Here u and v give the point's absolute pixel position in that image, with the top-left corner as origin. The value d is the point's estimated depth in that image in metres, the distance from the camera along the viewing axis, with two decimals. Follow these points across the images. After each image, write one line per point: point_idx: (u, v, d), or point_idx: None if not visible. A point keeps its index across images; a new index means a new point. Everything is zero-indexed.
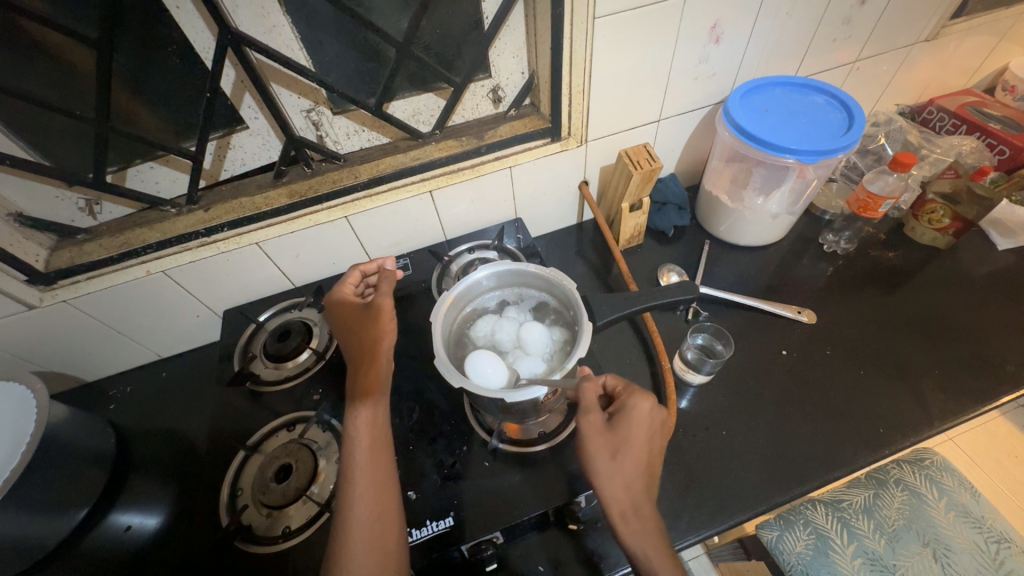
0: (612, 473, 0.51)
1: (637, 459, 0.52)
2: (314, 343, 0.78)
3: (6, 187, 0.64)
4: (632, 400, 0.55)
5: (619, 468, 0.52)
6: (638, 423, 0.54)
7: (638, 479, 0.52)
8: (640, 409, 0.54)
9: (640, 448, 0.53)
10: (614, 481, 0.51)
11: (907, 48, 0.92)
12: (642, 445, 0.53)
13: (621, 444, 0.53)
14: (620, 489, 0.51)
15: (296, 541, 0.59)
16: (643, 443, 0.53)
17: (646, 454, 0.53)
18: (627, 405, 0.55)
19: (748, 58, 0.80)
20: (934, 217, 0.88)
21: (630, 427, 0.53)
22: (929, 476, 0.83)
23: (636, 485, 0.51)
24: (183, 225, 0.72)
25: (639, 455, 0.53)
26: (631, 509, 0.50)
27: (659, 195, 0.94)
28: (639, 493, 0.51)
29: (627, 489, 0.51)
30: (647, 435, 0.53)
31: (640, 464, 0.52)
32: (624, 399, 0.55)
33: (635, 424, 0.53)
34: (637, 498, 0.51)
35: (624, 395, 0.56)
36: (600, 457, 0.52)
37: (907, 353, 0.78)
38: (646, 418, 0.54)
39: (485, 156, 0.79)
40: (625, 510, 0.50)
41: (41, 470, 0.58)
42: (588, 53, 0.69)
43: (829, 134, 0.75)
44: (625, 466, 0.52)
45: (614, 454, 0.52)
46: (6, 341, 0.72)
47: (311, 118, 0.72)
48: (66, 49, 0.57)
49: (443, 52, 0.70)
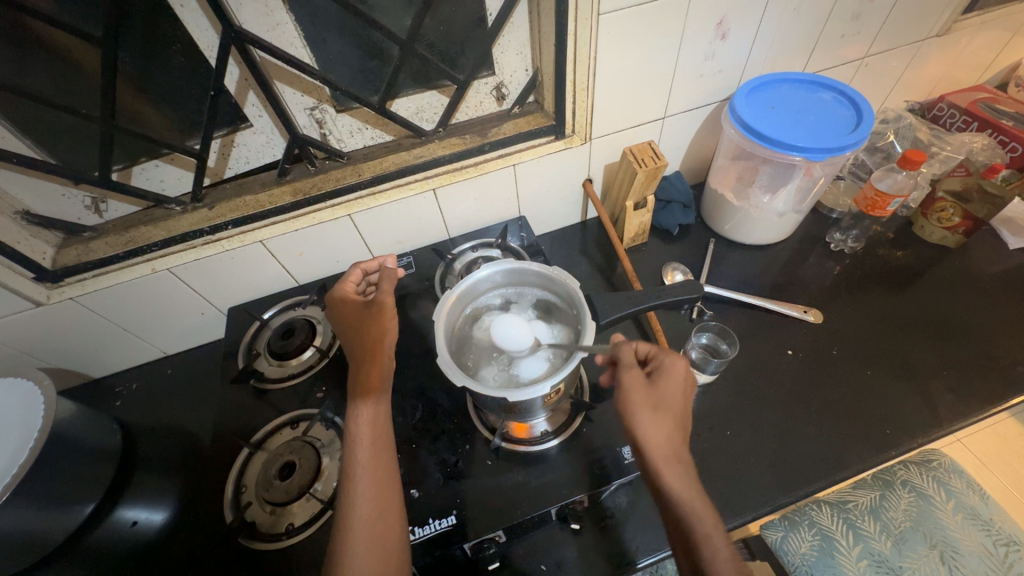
0: (657, 424, 0.50)
1: (677, 413, 0.52)
2: (317, 340, 0.78)
3: (12, 186, 0.65)
4: (671, 359, 0.55)
5: (661, 419, 0.51)
6: (677, 382, 0.53)
7: (677, 430, 0.51)
8: (678, 368, 0.54)
9: (678, 405, 0.52)
10: (658, 432, 0.50)
11: (917, 44, 0.90)
12: (680, 401, 0.53)
13: (661, 397, 0.52)
14: (663, 439, 0.50)
15: (300, 538, 0.59)
16: (681, 399, 0.53)
17: (683, 410, 0.53)
18: (666, 361, 0.55)
19: (754, 54, 0.80)
20: (944, 216, 0.87)
21: (669, 383, 0.53)
22: (937, 478, 0.82)
23: (677, 437, 0.51)
24: (189, 224, 0.72)
25: (678, 408, 0.52)
26: (672, 456, 0.49)
27: (663, 193, 0.93)
28: (680, 444, 0.51)
29: (668, 439, 0.50)
30: (684, 393, 0.53)
31: (679, 419, 0.52)
32: (661, 357, 0.55)
33: (675, 381, 0.53)
34: (676, 447, 0.50)
35: (660, 354, 0.56)
36: (643, 408, 0.51)
37: (916, 353, 0.77)
38: (684, 375, 0.54)
39: (488, 154, 0.79)
40: (667, 457, 0.49)
41: (47, 466, 0.59)
42: (593, 50, 0.68)
43: (836, 131, 0.74)
44: (667, 419, 0.51)
45: (656, 408, 0.51)
46: (14, 338, 0.73)
47: (315, 116, 0.72)
48: (72, 47, 0.57)
49: (447, 50, 0.70)
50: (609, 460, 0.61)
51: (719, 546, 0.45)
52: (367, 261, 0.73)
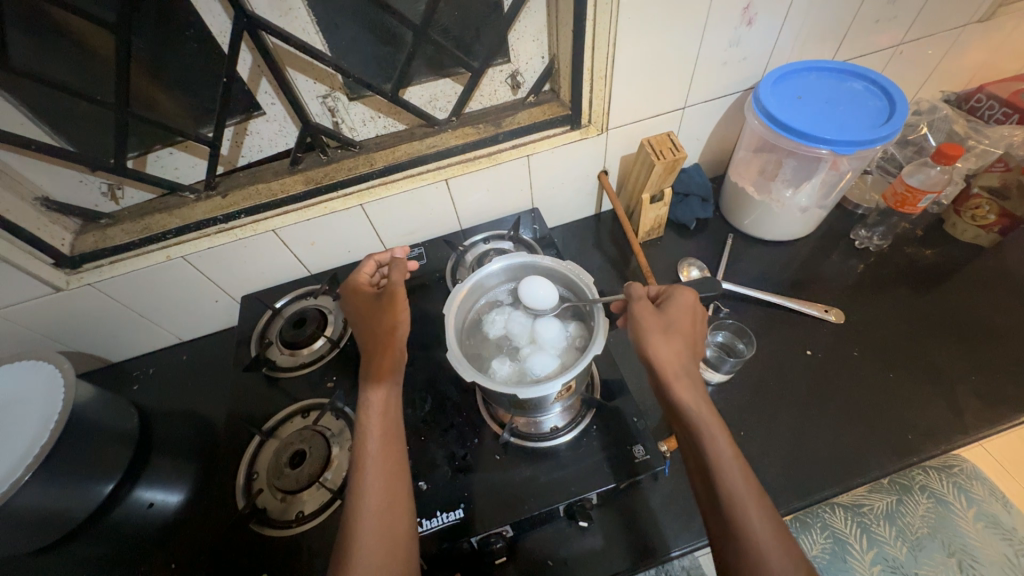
0: (667, 344, 0.53)
1: (688, 337, 0.54)
2: (328, 330, 0.79)
3: (32, 172, 0.65)
4: (682, 290, 0.58)
5: (670, 338, 0.54)
6: (687, 309, 0.56)
7: (687, 349, 0.54)
8: (688, 297, 0.57)
9: (688, 331, 0.55)
10: (669, 351, 0.53)
11: (957, 30, 0.86)
12: (691, 326, 0.55)
13: (670, 321, 0.55)
14: (673, 355, 0.53)
15: (309, 526, 0.60)
16: (692, 325, 0.55)
17: (693, 334, 0.55)
18: (675, 292, 0.58)
19: (782, 41, 0.76)
20: (979, 213, 0.83)
21: (678, 309, 0.56)
22: (958, 484, 0.80)
23: (687, 356, 0.53)
24: (203, 211, 0.73)
25: (687, 331, 0.55)
26: (681, 369, 0.52)
27: (681, 186, 0.91)
28: (689, 360, 0.53)
29: (678, 355, 0.53)
30: (695, 320, 0.56)
31: (689, 340, 0.54)
32: (672, 289, 0.59)
33: (684, 307, 0.56)
34: (686, 362, 0.53)
35: (670, 288, 0.60)
36: (653, 329, 0.54)
37: (942, 355, 0.74)
38: (694, 304, 0.57)
39: (502, 144, 0.77)
40: (675, 370, 0.52)
41: (67, 448, 0.60)
42: (612, 36, 0.66)
43: (867, 123, 0.71)
44: (677, 340, 0.54)
45: (666, 330, 0.54)
46: (36, 322, 0.75)
47: (328, 104, 0.72)
48: (88, 33, 0.57)
49: (461, 35, 0.68)
50: (620, 458, 0.61)
51: (726, 451, 0.47)
52: (382, 252, 0.73)
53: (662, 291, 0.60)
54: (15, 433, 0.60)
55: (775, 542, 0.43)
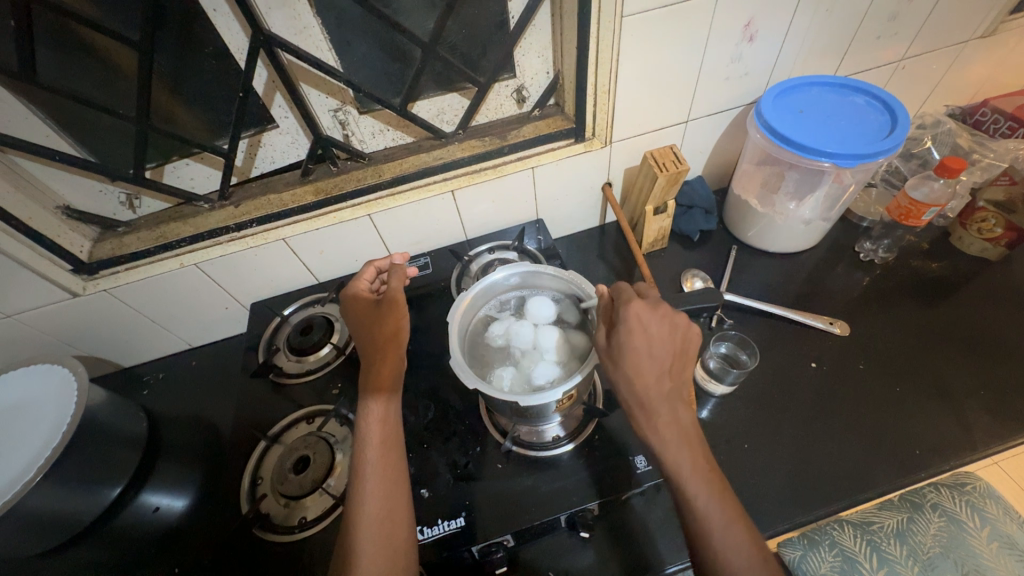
0: (621, 379, 0.52)
1: (644, 361, 0.52)
2: (334, 337, 0.80)
3: (55, 181, 0.68)
4: (630, 307, 0.54)
5: (626, 369, 0.52)
6: (637, 330, 0.53)
7: (647, 373, 0.52)
8: (639, 315, 0.54)
9: (644, 353, 0.52)
10: (625, 384, 0.52)
11: (959, 45, 0.86)
12: (646, 348, 0.53)
13: (622, 350, 0.53)
14: (632, 385, 0.52)
15: (312, 531, 0.60)
16: (647, 346, 0.53)
17: (650, 354, 0.53)
18: (621, 313, 0.55)
19: (784, 56, 0.77)
20: (985, 226, 0.83)
21: (629, 333, 0.53)
22: (972, 504, 0.77)
23: (650, 382, 0.52)
24: (216, 220, 0.75)
25: (643, 355, 0.52)
26: (640, 395, 0.51)
27: (684, 198, 0.91)
28: (652, 385, 0.52)
29: (636, 384, 0.52)
30: (652, 339, 0.53)
31: (650, 364, 0.52)
32: (620, 308, 0.55)
33: (636, 328, 0.53)
34: (646, 387, 0.52)
35: (621, 304, 0.56)
36: (606, 365, 0.54)
37: (950, 370, 0.73)
38: (644, 320, 0.54)
39: (507, 156, 0.79)
40: (634, 399, 0.52)
41: (77, 450, 0.62)
42: (615, 52, 0.68)
43: (868, 137, 0.71)
44: (633, 370, 0.52)
45: (617, 362, 0.53)
46: (53, 326, 0.77)
47: (338, 117, 0.74)
48: (113, 50, 0.60)
49: (468, 52, 0.71)
50: (623, 470, 0.61)
51: (687, 471, 0.49)
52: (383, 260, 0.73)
53: (615, 303, 0.57)
54: (31, 434, 0.62)
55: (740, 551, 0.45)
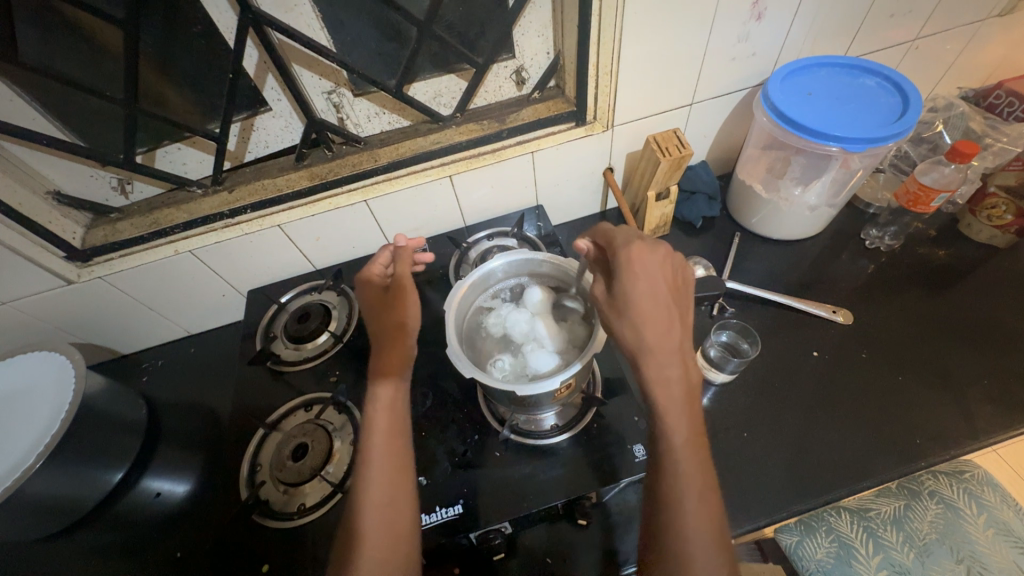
0: (629, 330, 0.49)
1: (650, 308, 0.49)
2: (332, 325, 0.79)
3: (44, 166, 0.67)
4: (628, 250, 0.51)
5: (635, 318, 0.49)
6: (640, 275, 0.50)
7: (659, 322, 0.49)
8: (638, 259, 0.51)
9: (650, 301, 0.49)
10: (633, 332, 0.49)
11: (975, 24, 0.83)
12: (651, 293, 0.50)
13: (628, 299, 0.50)
14: (645, 332, 0.49)
15: (311, 518, 0.61)
16: (652, 291, 0.50)
17: (657, 301, 0.50)
18: (620, 257, 0.51)
19: (793, 36, 0.75)
20: (994, 212, 0.81)
21: (631, 278, 0.50)
22: (969, 491, 0.77)
23: (661, 330, 0.49)
24: (210, 206, 0.73)
25: (650, 301, 0.49)
26: (654, 345, 0.48)
27: (687, 184, 0.89)
28: (665, 334, 0.49)
29: (651, 330, 0.49)
30: (656, 284, 0.50)
31: (661, 311, 0.49)
32: (618, 253, 0.52)
33: (640, 276, 0.50)
34: (659, 336, 0.49)
35: (616, 251, 0.53)
36: (610, 319, 0.52)
37: (953, 359, 0.72)
38: (644, 263, 0.51)
39: (506, 140, 0.77)
40: (643, 347, 0.49)
41: (76, 437, 0.62)
42: (618, 31, 0.65)
43: (878, 120, 0.69)
44: (640, 318, 0.49)
45: (624, 313, 0.50)
46: (48, 313, 0.76)
47: (332, 100, 0.72)
48: (98, 29, 0.58)
49: (466, 31, 0.68)
50: (621, 458, 0.61)
51: (682, 446, 0.48)
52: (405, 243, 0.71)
53: (611, 251, 0.54)
54: (30, 421, 0.62)
55: (707, 526, 0.45)
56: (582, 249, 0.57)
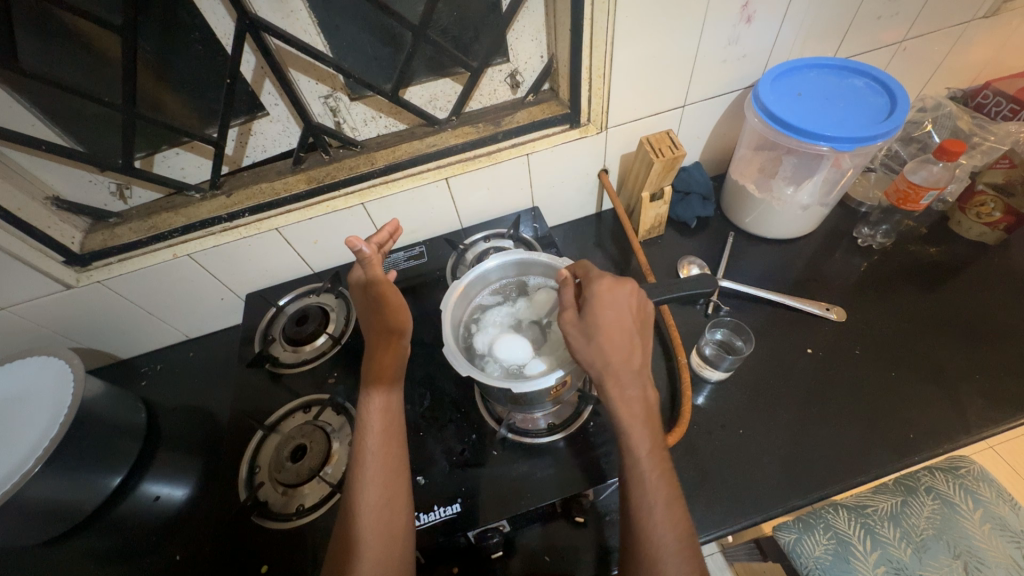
0: (595, 352, 0.52)
1: (616, 334, 0.53)
2: (330, 327, 0.80)
3: (42, 171, 0.67)
4: (600, 285, 0.56)
5: (600, 343, 0.52)
6: (609, 305, 0.54)
7: (622, 346, 0.52)
8: (609, 294, 0.55)
9: (616, 328, 0.53)
10: (597, 355, 0.52)
11: (961, 26, 0.85)
12: (617, 322, 0.53)
13: (596, 325, 0.53)
14: (607, 355, 0.52)
15: (309, 519, 0.61)
16: (619, 321, 0.53)
17: (623, 330, 0.53)
18: (593, 288, 0.56)
19: (783, 37, 0.76)
20: (983, 210, 0.83)
21: (600, 308, 0.54)
22: (965, 486, 0.78)
23: (624, 354, 0.52)
24: (208, 210, 0.74)
25: (615, 328, 0.53)
26: (618, 366, 0.52)
27: (681, 184, 0.90)
28: (627, 358, 0.52)
29: (615, 352, 0.52)
30: (622, 315, 0.54)
31: (623, 337, 0.53)
32: (590, 286, 0.56)
33: (608, 305, 0.54)
34: (623, 359, 0.52)
35: (591, 283, 0.57)
36: (577, 340, 0.53)
37: (945, 355, 0.73)
38: (615, 295, 0.55)
39: (501, 143, 0.78)
40: (607, 369, 0.51)
41: (72, 440, 0.62)
42: (609, 35, 0.66)
43: (868, 119, 0.70)
44: (606, 341, 0.52)
45: (590, 337, 0.53)
46: (46, 318, 0.77)
47: (329, 104, 0.73)
48: (96, 37, 0.59)
49: (460, 36, 0.69)
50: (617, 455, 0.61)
51: (647, 458, 0.50)
52: (376, 233, 0.69)
53: (585, 283, 0.58)
54: (28, 425, 0.62)
55: (672, 531, 0.47)
56: (561, 277, 0.59)
